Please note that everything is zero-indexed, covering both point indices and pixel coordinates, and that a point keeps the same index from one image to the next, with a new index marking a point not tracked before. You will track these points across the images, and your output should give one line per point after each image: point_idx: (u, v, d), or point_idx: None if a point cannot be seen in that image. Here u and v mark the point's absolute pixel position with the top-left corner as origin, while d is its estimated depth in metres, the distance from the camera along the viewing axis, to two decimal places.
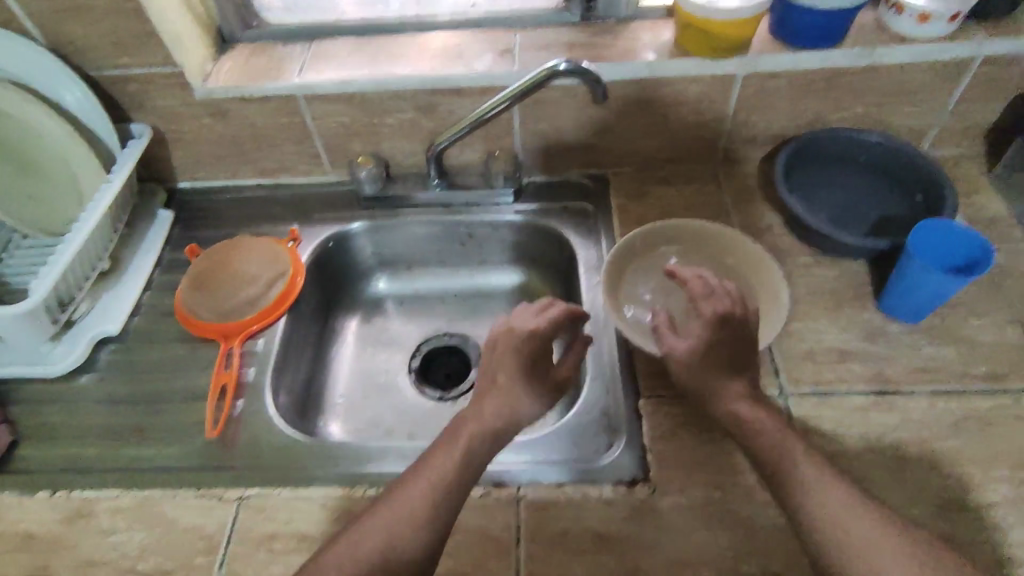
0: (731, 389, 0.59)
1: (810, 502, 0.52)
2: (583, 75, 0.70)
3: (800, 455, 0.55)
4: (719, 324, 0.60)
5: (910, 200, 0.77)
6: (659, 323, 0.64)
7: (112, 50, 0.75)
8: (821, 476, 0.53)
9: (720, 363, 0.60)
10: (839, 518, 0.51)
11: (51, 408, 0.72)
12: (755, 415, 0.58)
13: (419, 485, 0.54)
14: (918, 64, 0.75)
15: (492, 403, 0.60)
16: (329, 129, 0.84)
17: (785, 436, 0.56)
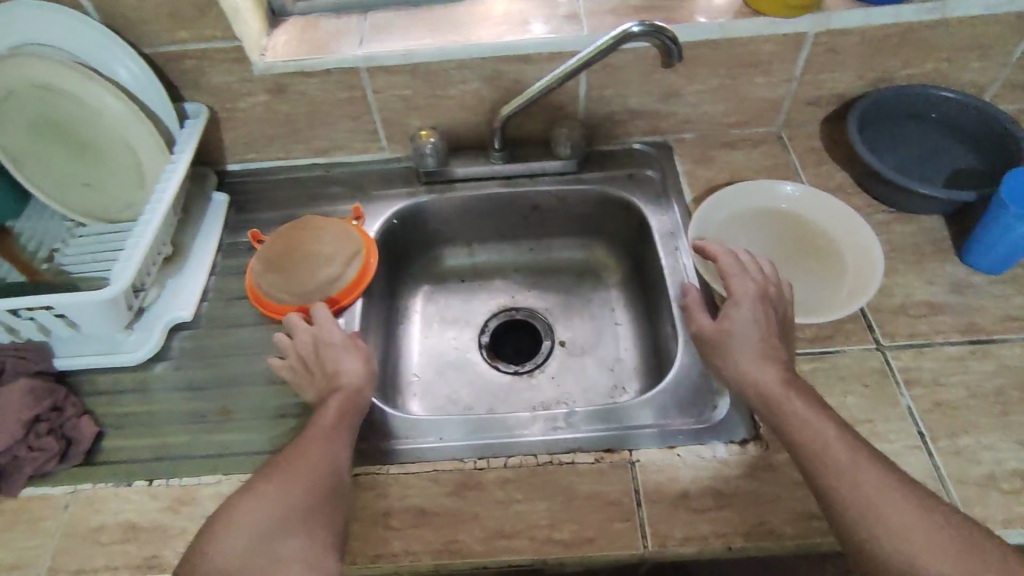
0: (759, 366, 0.58)
1: (847, 489, 0.50)
2: (660, 34, 0.68)
3: (834, 440, 0.52)
4: (750, 302, 0.62)
5: (981, 155, 0.78)
6: (688, 300, 0.66)
7: (169, 24, 0.72)
8: (858, 461, 0.51)
9: (754, 339, 0.60)
10: (873, 503, 0.49)
11: (131, 397, 0.70)
12: (785, 397, 0.56)
13: (335, 406, 0.61)
14: (990, 16, 0.75)
15: (348, 369, 0.64)
16: (389, 103, 0.82)
17: (818, 420, 0.54)
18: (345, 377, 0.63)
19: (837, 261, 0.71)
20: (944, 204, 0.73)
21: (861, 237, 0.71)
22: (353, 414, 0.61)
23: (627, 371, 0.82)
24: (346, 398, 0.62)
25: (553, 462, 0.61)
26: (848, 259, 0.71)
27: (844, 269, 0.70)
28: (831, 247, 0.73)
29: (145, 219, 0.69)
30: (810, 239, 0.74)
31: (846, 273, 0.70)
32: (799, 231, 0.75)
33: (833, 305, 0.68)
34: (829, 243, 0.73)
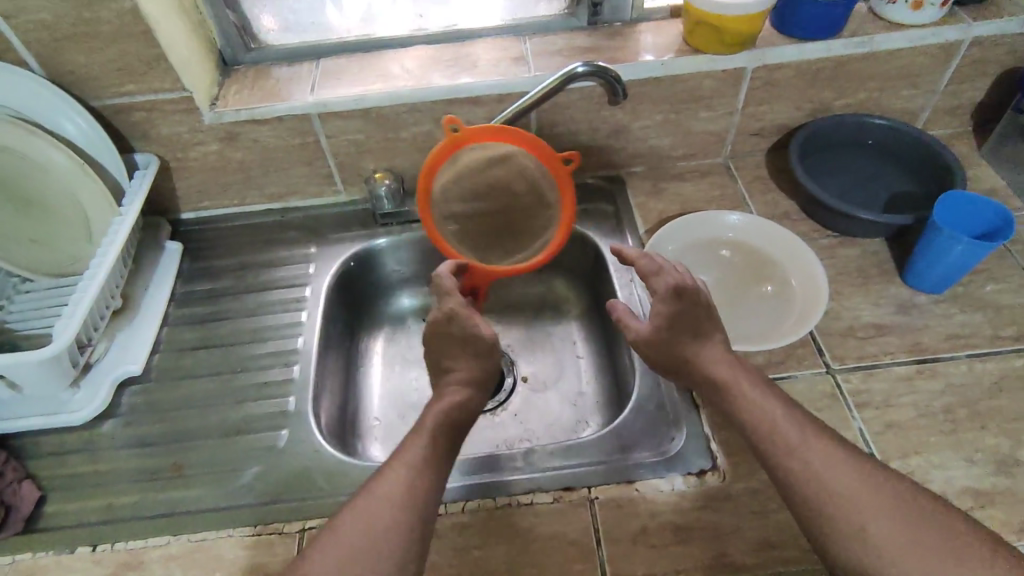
0: (715, 356, 0.61)
1: (798, 464, 0.52)
2: (605, 75, 0.70)
3: (785, 418, 0.55)
4: (674, 298, 0.62)
5: (917, 179, 0.81)
6: (620, 310, 0.65)
7: (117, 78, 0.72)
8: (809, 438, 0.54)
9: (691, 334, 0.62)
10: (821, 478, 0.51)
11: (77, 458, 0.67)
12: (731, 378, 0.59)
13: (421, 441, 0.57)
14: (915, 48, 0.79)
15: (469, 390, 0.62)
16: (343, 147, 0.83)
17: (768, 400, 0.57)
18: (448, 399, 0.61)
19: (785, 287, 0.73)
20: (884, 227, 0.75)
21: (806, 262, 0.74)
22: (452, 437, 0.59)
23: (590, 405, 0.81)
24: (451, 419, 0.59)
25: (512, 504, 0.60)
26: (795, 285, 0.73)
27: (792, 294, 0.72)
28: (779, 273, 0.75)
29: (87, 279, 0.67)
30: (758, 266, 0.76)
31: (794, 298, 0.72)
32: (747, 259, 0.77)
33: (783, 329, 0.69)
34: (777, 270, 0.75)
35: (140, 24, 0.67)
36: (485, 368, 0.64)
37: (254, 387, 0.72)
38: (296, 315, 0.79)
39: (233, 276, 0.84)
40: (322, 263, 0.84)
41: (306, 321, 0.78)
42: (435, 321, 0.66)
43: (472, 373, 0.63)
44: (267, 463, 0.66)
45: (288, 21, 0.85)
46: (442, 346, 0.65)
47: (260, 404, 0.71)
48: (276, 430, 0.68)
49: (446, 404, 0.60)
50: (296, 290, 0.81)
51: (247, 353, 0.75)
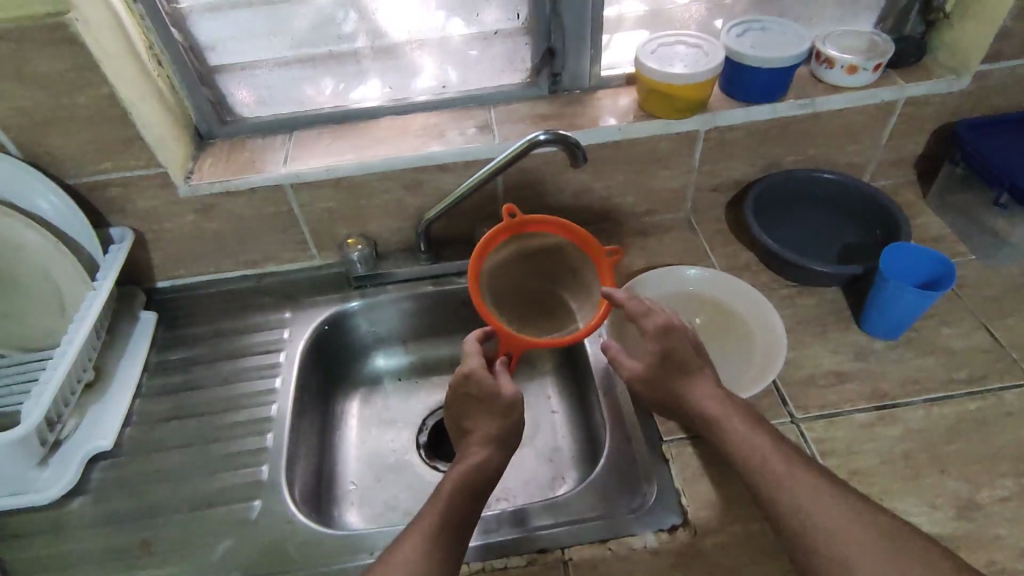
0: (704, 389, 0.64)
1: (785, 493, 0.55)
2: (566, 141, 0.72)
3: (771, 449, 0.58)
4: (664, 338, 0.66)
5: (867, 229, 0.85)
6: (610, 347, 0.69)
7: (93, 156, 0.74)
8: (794, 468, 0.56)
9: (678, 369, 0.65)
10: (807, 506, 0.53)
11: (44, 539, 0.66)
12: (722, 412, 0.62)
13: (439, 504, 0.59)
14: (854, 107, 0.84)
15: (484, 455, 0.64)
16: (316, 214, 0.85)
17: (755, 432, 0.59)
18: (469, 461, 0.63)
19: (748, 337, 0.76)
20: (838, 277, 0.78)
21: (766, 312, 0.76)
22: (472, 497, 0.60)
23: (565, 460, 0.82)
24: (471, 478, 0.62)
25: (486, 569, 0.61)
26: (757, 335, 0.75)
27: (755, 344, 0.75)
28: (742, 324, 0.77)
29: (62, 348, 0.68)
30: (721, 317, 0.78)
31: (756, 349, 0.74)
32: (710, 310, 0.79)
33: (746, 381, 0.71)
34: (740, 320, 0.77)
35: (117, 107, 0.70)
36: (505, 424, 0.67)
37: (227, 457, 0.72)
38: (270, 382, 0.79)
39: (208, 344, 0.84)
40: (297, 328, 0.85)
41: (280, 388, 0.78)
42: (456, 382, 0.70)
43: (493, 431, 0.66)
44: (240, 537, 0.65)
45: (262, 95, 0.88)
46: (465, 408, 0.69)
47: (233, 475, 0.70)
48: (249, 501, 0.68)
49: (464, 467, 0.63)
50: (270, 355, 0.82)
51: (220, 422, 0.75)
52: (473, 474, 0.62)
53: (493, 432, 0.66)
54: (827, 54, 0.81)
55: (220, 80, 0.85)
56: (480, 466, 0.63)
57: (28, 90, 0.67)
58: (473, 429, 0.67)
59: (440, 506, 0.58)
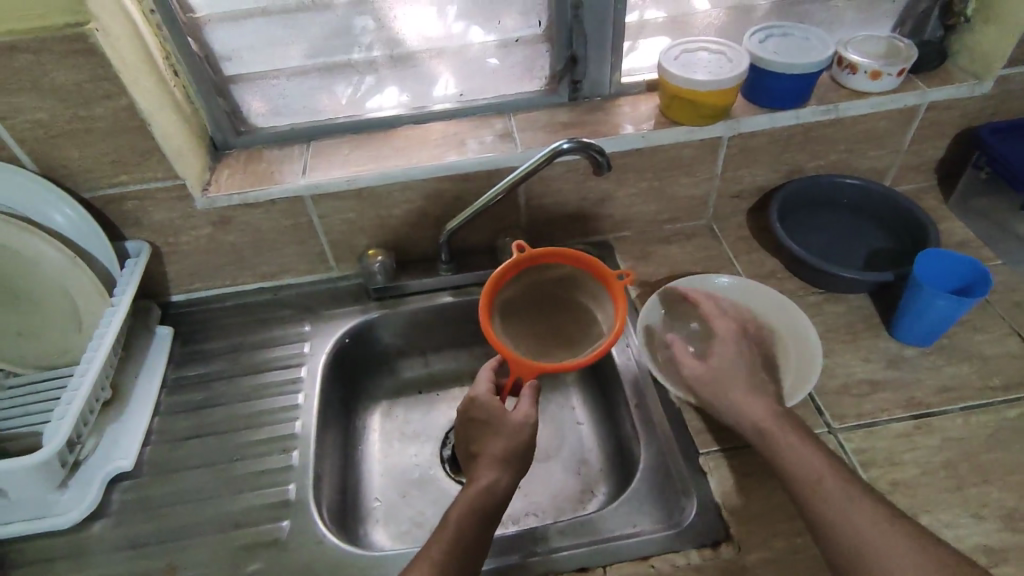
0: (747, 401, 0.63)
1: (836, 517, 0.53)
2: (588, 149, 0.72)
3: (824, 470, 0.56)
4: (727, 349, 0.69)
5: (891, 234, 0.85)
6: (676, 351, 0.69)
7: (110, 169, 0.72)
8: (846, 490, 0.54)
9: (734, 378, 0.65)
10: (860, 531, 0.52)
11: (64, 564, 0.64)
12: (780, 430, 0.60)
13: (448, 532, 0.57)
14: (878, 112, 0.84)
15: (494, 480, 0.62)
16: (336, 226, 0.84)
17: (809, 451, 0.58)
18: (476, 485, 0.62)
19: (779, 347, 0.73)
20: (867, 283, 0.78)
21: (800, 322, 0.74)
22: (481, 522, 0.59)
23: (593, 473, 0.81)
24: (479, 502, 0.60)
25: None
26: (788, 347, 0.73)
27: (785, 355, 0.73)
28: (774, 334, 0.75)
29: (84, 364, 0.66)
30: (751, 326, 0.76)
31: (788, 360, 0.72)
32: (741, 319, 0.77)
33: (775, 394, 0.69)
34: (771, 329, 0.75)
35: (136, 119, 0.68)
36: (511, 445, 0.65)
37: (252, 476, 0.70)
38: (292, 398, 0.77)
39: (226, 359, 0.83)
40: (318, 341, 0.83)
41: (303, 404, 0.77)
42: (467, 407, 0.69)
43: (498, 453, 0.64)
44: (269, 560, 0.63)
45: (277, 105, 0.86)
46: (472, 433, 0.68)
47: (259, 495, 0.69)
48: (277, 522, 0.66)
49: (471, 493, 0.61)
50: (291, 370, 0.80)
51: (243, 440, 0.73)
52: (481, 498, 0.61)
53: (500, 453, 0.64)
54: (850, 60, 0.81)
55: (236, 90, 0.83)
56: (488, 489, 0.61)
57: (45, 102, 0.65)
58: (480, 452, 0.66)
59: (447, 534, 0.57)
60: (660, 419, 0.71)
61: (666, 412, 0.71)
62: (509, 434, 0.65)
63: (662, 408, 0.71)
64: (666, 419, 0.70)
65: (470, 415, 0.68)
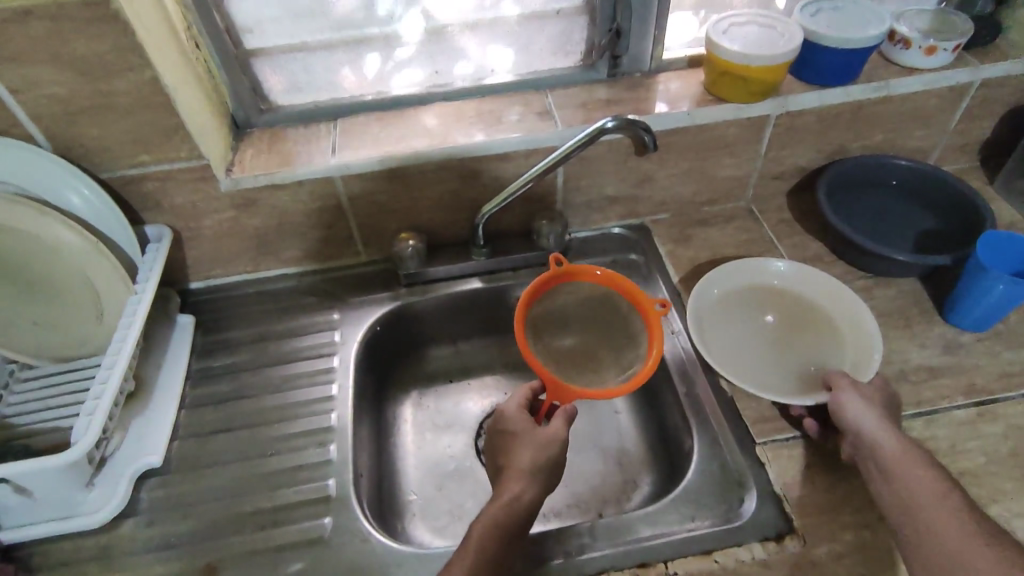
0: (881, 424, 0.58)
1: (929, 530, 0.49)
2: (635, 126, 0.68)
3: (932, 488, 0.52)
4: (887, 393, 0.63)
5: (938, 216, 0.83)
6: (837, 378, 0.64)
7: (130, 148, 0.68)
8: (950, 507, 0.50)
9: (880, 408, 0.61)
10: (951, 546, 0.48)
11: (92, 567, 0.61)
12: (908, 458, 0.55)
13: (476, 542, 0.53)
14: (929, 89, 0.81)
15: (524, 490, 0.59)
16: (365, 209, 0.80)
17: (929, 473, 0.53)
18: (504, 496, 0.58)
19: (833, 335, 0.73)
20: (920, 268, 0.75)
21: (855, 307, 0.73)
22: (505, 539, 0.54)
23: (635, 464, 0.78)
24: (504, 517, 0.56)
25: None
26: (844, 334, 0.72)
27: (840, 342, 0.72)
28: (827, 322, 0.74)
29: (112, 354, 0.64)
30: (802, 315, 0.75)
31: (845, 346, 0.71)
32: (791, 308, 0.76)
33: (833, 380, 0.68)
34: (822, 317, 0.75)
35: (160, 94, 0.64)
36: (541, 457, 0.62)
37: (288, 472, 0.67)
38: (326, 389, 0.74)
39: (251, 349, 0.79)
40: (348, 329, 0.80)
41: (338, 395, 0.74)
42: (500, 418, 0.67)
43: (528, 463, 0.61)
44: (313, 559, 0.61)
45: (298, 81, 0.81)
46: (500, 445, 0.65)
47: (296, 491, 0.65)
48: (319, 519, 0.63)
49: (499, 503, 0.57)
50: (323, 360, 0.77)
51: (275, 434, 0.70)
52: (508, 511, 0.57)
53: (529, 465, 0.61)
54: (903, 35, 0.77)
55: (256, 65, 0.78)
56: (514, 503, 0.57)
57: (63, 74, 0.60)
58: (509, 464, 0.62)
59: (475, 545, 0.53)
60: (713, 407, 0.68)
61: (718, 402, 0.68)
62: (538, 446, 0.62)
63: (711, 396, 0.69)
64: (720, 408, 0.68)
65: (500, 428, 0.66)
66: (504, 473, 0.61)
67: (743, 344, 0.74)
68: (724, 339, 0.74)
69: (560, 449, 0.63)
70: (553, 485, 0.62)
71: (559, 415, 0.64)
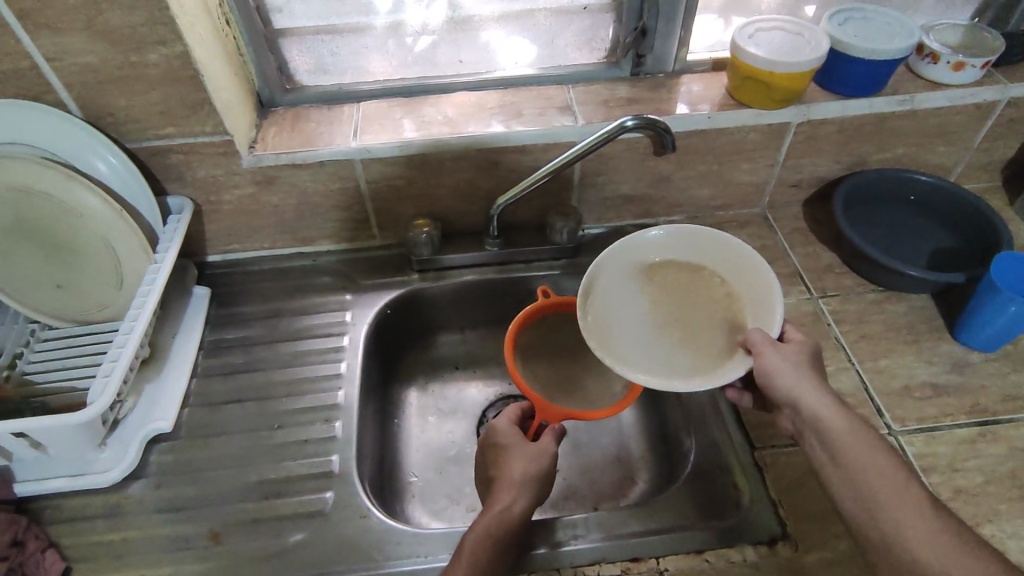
0: (817, 395, 0.53)
1: (892, 528, 0.46)
2: (654, 127, 0.68)
3: (888, 476, 0.48)
4: (808, 348, 0.57)
5: (956, 234, 0.82)
6: (755, 336, 0.55)
7: (157, 120, 0.69)
8: (911, 500, 0.46)
9: (808, 369, 0.55)
10: (919, 547, 0.44)
11: (99, 525, 0.63)
12: (848, 434, 0.51)
13: (469, 553, 0.54)
14: (954, 106, 0.80)
15: (516, 500, 0.60)
16: (382, 194, 0.81)
17: (883, 459, 0.49)
18: (496, 506, 0.59)
19: (727, 297, 0.60)
20: (934, 285, 0.75)
21: (745, 258, 0.60)
22: (498, 550, 0.55)
23: (634, 461, 0.79)
24: (499, 526, 0.57)
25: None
26: (738, 293, 0.60)
27: (736, 305, 0.59)
28: (720, 287, 0.61)
29: (130, 320, 0.66)
30: (690, 279, 0.62)
31: (742, 309, 0.59)
32: (678, 273, 0.62)
33: (732, 352, 0.56)
34: (712, 280, 0.61)
35: (189, 69, 0.65)
36: (533, 467, 0.63)
37: (293, 446, 0.69)
38: (335, 367, 0.76)
39: (264, 324, 0.81)
40: (359, 310, 0.82)
41: (346, 373, 0.75)
42: (490, 433, 0.69)
43: (521, 473, 0.62)
44: (312, 532, 0.62)
45: (323, 63, 0.82)
46: (491, 458, 0.66)
47: (301, 465, 0.67)
48: (320, 493, 0.65)
49: (493, 513, 0.58)
50: (333, 339, 0.79)
51: (282, 409, 0.72)
52: (500, 521, 0.58)
53: (522, 475, 0.62)
54: (931, 49, 0.77)
55: (283, 44, 0.79)
56: (508, 512, 0.58)
57: (97, 45, 0.62)
58: (501, 474, 0.63)
59: (468, 555, 0.54)
60: (712, 409, 0.69)
61: (713, 405, 0.69)
62: (530, 456, 0.64)
63: (706, 398, 0.70)
64: (717, 409, 0.69)
65: (492, 440, 0.68)
66: (496, 483, 0.62)
67: (635, 327, 0.59)
68: (616, 327, 0.59)
69: (552, 462, 0.65)
70: (545, 495, 0.63)
71: (549, 432, 0.67)
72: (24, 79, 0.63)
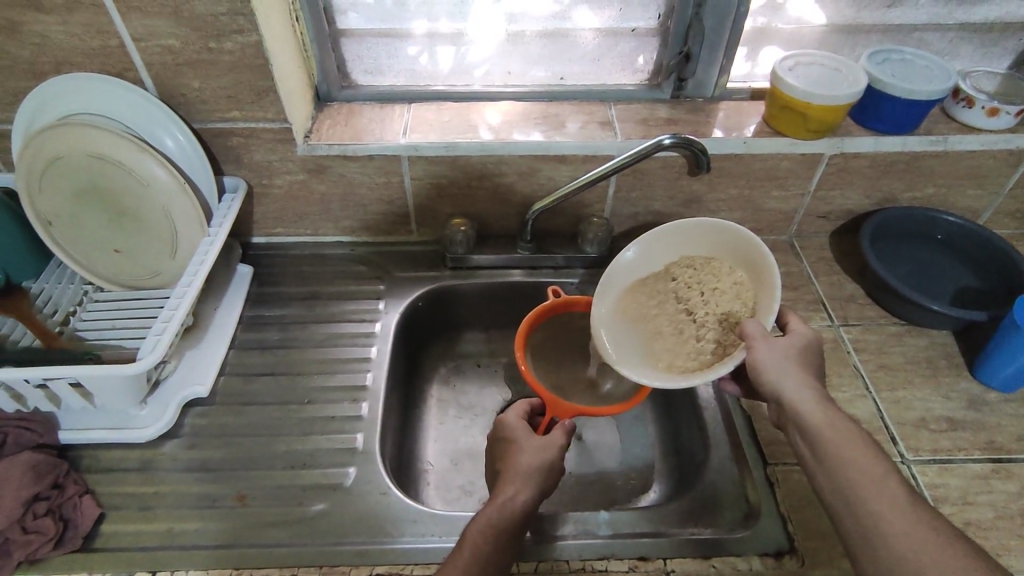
0: (802, 389, 0.53)
1: (873, 524, 0.45)
2: (691, 146, 0.72)
3: (870, 470, 0.47)
4: (801, 342, 0.58)
5: (980, 274, 0.84)
6: (749, 329, 0.56)
7: (224, 104, 0.74)
8: (893, 498, 0.45)
9: (795, 364, 0.55)
10: (895, 541, 0.43)
11: (134, 477, 0.66)
12: (834, 429, 0.50)
13: (471, 544, 0.53)
14: (987, 150, 0.82)
15: (519, 492, 0.60)
16: (424, 192, 0.85)
17: (866, 454, 0.48)
18: (500, 497, 0.59)
19: (736, 288, 0.61)
20: (957, 322, 0.76)
21: (750, 246, 0.61)
22: (501, 540, 0.55)
23: (646, 470, 0.80)
24: (501, 517, 0.56)
25: (586, 569, 0.60)
26: (747, 283, 0.61)
27: (745, 296, 0.60)
28: (730, 276, 0.62)
29: (184, 286, 0.69)
30: (701, 274, 0.64)
31: (752, 298, 0.60)
32: (690, 270, 0.65)
33: (734, 347, 0.58)
34: (722, 273, 0.63)
35: (260, 57, 0.70)
36: (539, 462, 0.63)
37: (320, 421, 0.72)
38: (366, 351, 0.79)
39: (302, 305, 0.84)
40: (392, 301, 0.85)
41: (375, 357, 0.78)
42: (497, 427, 0.70)
43: (528, 466, 0.62)
44: (333, 502, 0.65)
45: (379, 64, 0.87)
46: (499, 453, 0.67)
47: (328, 439, 0.70)
48: (344, 468, 0.68)
49: (495, 504, 0.58)
50: (366, 324, 0.82)
51: (313, 385, 0.75)
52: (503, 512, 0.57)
53: (525, 468, 0.62)
54: (966, 94, 0.79)
55: (344, 44, 0.84)
56: (508, 503, 0.58)
57: (181, 30, 0.67)
58: (508, 467, 0.63)
59: (470, 545, 0.53)
60: (727, 423, 0.71)
61: (723, 420, 0.72)
62: (535, 450, 0.64)
63: (719, 414, 0.73)
64: (729, 424, 0.71)
65: (500, 434, 0.69)
66: (502, 475, 0.62)
67: (647, 331, 0.64)
68: (630, 336, 0.65)
69: (557, 456, 0.65)
70: (550, 490, 0.63)
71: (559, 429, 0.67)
72: (108, 57, 0.69)
